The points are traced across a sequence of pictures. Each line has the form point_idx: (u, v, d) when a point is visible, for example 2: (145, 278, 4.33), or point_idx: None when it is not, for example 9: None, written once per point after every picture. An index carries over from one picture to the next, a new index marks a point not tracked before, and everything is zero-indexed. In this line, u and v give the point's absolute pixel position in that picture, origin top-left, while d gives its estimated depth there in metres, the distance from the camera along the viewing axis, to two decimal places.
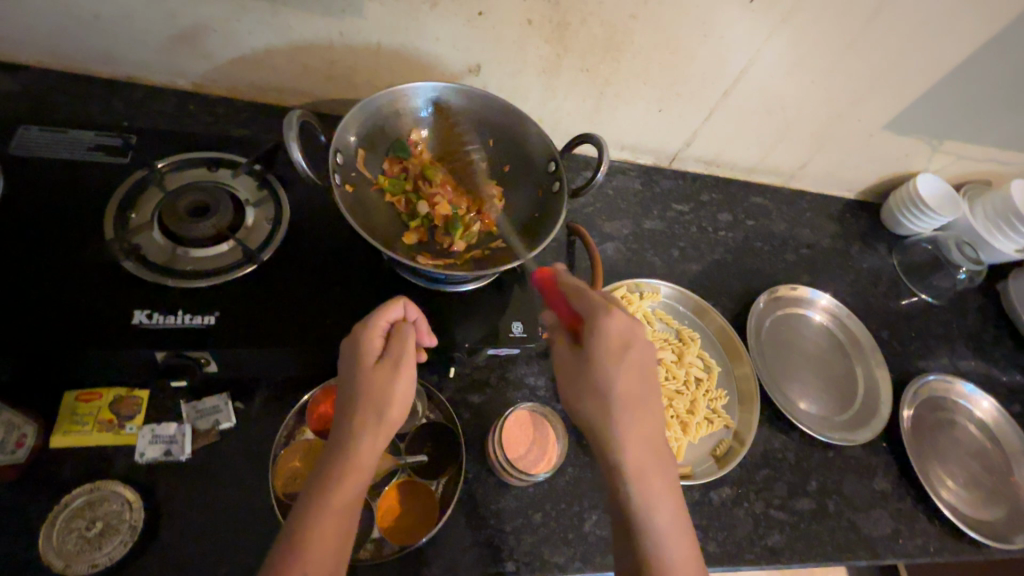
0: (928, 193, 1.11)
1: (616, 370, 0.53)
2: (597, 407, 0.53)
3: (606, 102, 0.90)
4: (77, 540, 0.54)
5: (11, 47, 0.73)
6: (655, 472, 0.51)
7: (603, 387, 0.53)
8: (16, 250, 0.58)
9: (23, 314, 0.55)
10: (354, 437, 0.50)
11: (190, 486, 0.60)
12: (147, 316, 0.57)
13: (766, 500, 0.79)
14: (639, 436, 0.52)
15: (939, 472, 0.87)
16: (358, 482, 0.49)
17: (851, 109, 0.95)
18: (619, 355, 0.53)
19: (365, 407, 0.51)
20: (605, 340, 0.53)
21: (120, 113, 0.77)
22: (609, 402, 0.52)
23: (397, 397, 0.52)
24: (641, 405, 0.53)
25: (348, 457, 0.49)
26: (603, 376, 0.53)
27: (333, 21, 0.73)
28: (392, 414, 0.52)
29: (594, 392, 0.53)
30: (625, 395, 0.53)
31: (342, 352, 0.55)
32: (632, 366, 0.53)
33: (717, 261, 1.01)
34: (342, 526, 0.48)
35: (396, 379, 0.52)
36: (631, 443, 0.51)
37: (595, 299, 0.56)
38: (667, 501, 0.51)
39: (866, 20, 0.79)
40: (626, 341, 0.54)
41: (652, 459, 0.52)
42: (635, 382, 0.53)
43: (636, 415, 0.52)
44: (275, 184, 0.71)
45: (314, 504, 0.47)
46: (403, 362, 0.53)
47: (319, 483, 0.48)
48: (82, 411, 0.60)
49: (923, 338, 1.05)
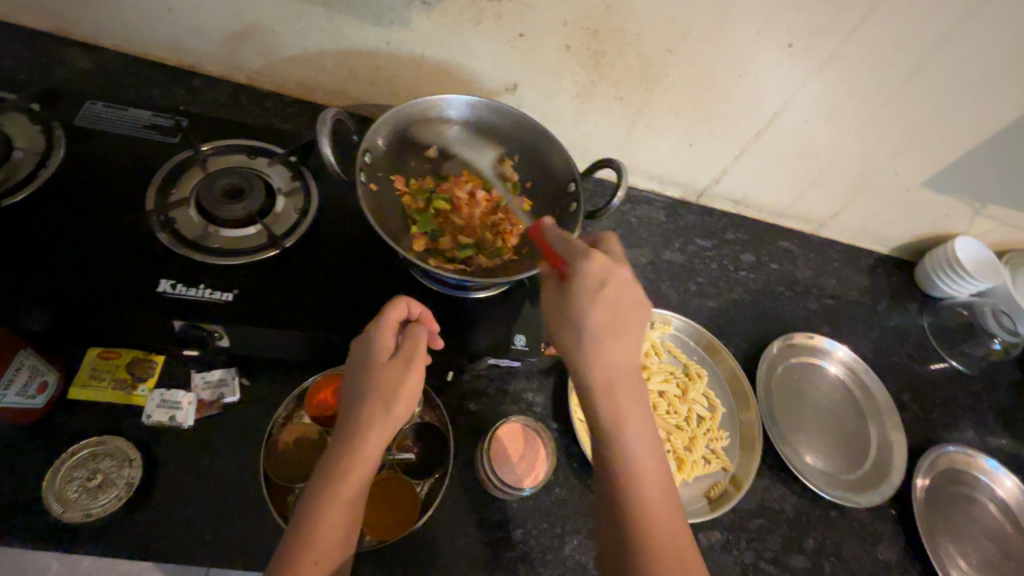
0: (966, 256, 1.07)
1: (591, 304, 0.52)
2: (573, 339, 0.52)
3: (637, 132, 0.91)
4: (77, 488, 0.57)
5: (93, 30, 0.80)
6: (628, 408, 0.50)
7: (580, 319, 0.52)
8: (67, 212, 0.63)
9: (62, 271, 0.59)
10: (364, 430, 0.51)
11: (189, 454, 0.62)
12: (172, 286, 0.61)
13: (758, 551, 0.76)
14: (614, 369, 0.51)
15: (951, 549, 0.82)
16: (364, 475, 0.51)
17: (888, 162, 0.93)
18: (596, 292, 0.52)
19: (376, 405, 0.52)
20: (582, 279, 0.53)
21: (179, 99, 0.83)
22: (585, 333, 0.52)
23: (406, 395, 0.53)
24: (617, 338, 0.52)
25: (355, 453, 0.50)
26: (578, 309, 0.52)
27: (382, 31, 0.78)
28: (400, 409, 0.53)
29: (570, 325, 0.53)
30: (601, 328, 0.52)
31: (356, 346, 0.57)
32: (606, 304, 0.52)
33: (735, 301, 0.99)
34: (351, 513, 0.50)
35: (406, 377, 0.54)
36: (604, 374, 0.51)
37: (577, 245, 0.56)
38: (635, 437, 0.50)
39: (905, 75, 0.79)
40: (604, 278, 0.53)
41: (625, 393, 0.51)
42: (611, 317, 0.52)
43: (609, 348, 0.51)
44: (308, 177, 0.75)
45: (323, 496, 0.49)
46: (414, 364, 0.55)
47: (326, 477, 0.50)
48: (102, 368, 0.63)
49: (949, 407, 1.00)
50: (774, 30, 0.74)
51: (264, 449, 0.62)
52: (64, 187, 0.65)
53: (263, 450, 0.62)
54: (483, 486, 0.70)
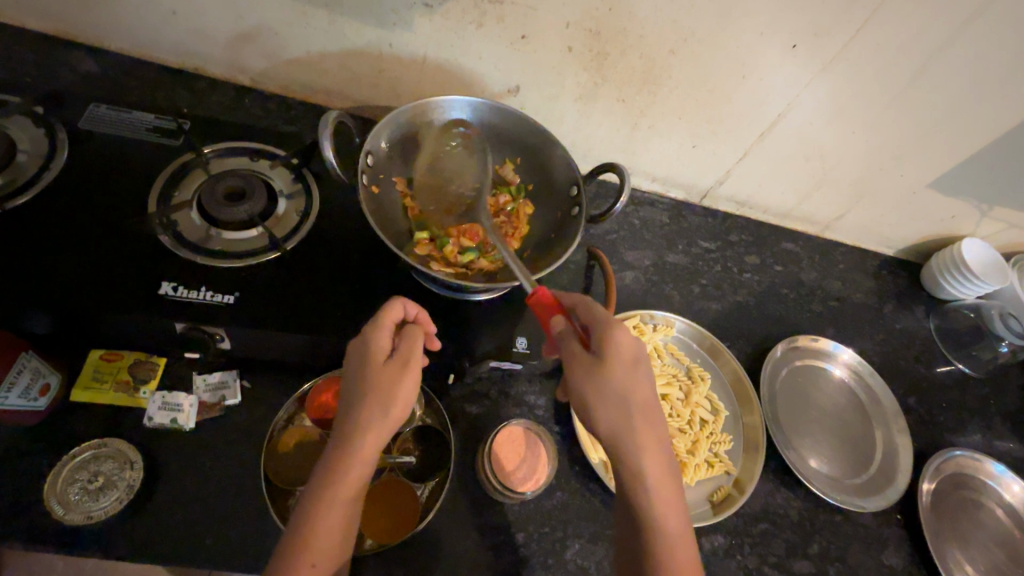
0: (973, 258, 1.06)
1: (632, 381, 0.52)
2: (617, 416, 0.52)
3: (640, 133, 0.90)
4: (78, 491, 0.57)
5: (98, 33, 0.81)
6: (667, 482, 0.52)
7: (624, 397, 0.52)
8: (69, 215, 0.63)
9: (66, 274, 0.59)
10: (361, 434, 0.51)
11: (190, 457, 0.62)
12: (173, 288, 0.61)
13: (761, 556, 0.76)
14: (656, 445, 0.52)
15: (958, 555, 0.81)
16: (362, 476, 0.50)
17: (893, 164, 0.93)
18: (634, 366, 0.53)
19: (371, 404, 0.52)
20: (619, 353, 0.53)
21: (182, 101, 0.84)
22: (630, 411, 0.52)
23: (403, 398, 0.53)
24: (653, 412, 0.53)
25: (351, 454, 0.50)
26: (621, 386, 0.52)
27: (384, 33, 0.78)
28: (397, 411, 0.52)
29: (615, 404, 0.52)
30: (642, 408, 0.52)
31: (353, 346, 0.56)
32: (644, 381, 0.53)
33: (739, 304, 0.99)
34: (346, 514, 0.50)
35: (404, 377, 0.53)
36: (648, 452, 0.51)
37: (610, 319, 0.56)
38: (673, 511, 0.51)
39: (911, 77, 0.78)
40: (639, 355, 0.54)
41: (664, 468, 0.52)
42: (650, 392, 0.53)
43: (649, 424, 0.52)
44: (309, 179, 0.74)
45: (320, 499, 0.49)
46: (411, 361, 0.54)
47: (323, 478, 0.50)
48: (103, 369, 0.63)
49: (955, 410, 0.99)
50: (777, 32, 0.73)
51: (266, 451, 0.62)
52: (66, 189, 0.65)
53: (264, 453, 0.62)
54: (485, 490, 0.69)
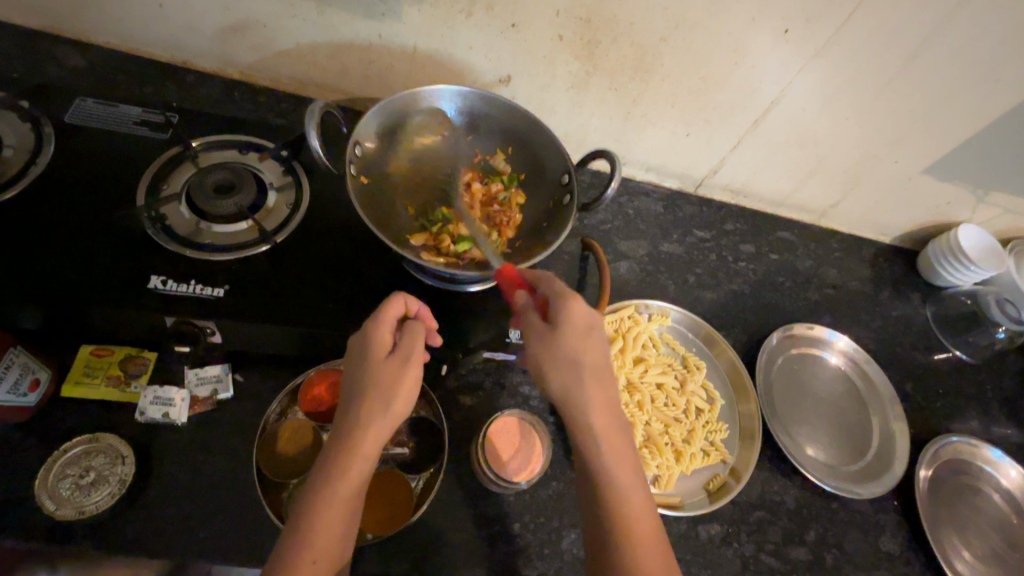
0: (969, 244, 1.05)
1: (584, 348, 0.53)
2: (571, 384, 0.53)
3: (633, 122, 0.90)
4: (70, 485, 0.57)
5: (85, 27, 0.80)
6: (620, 446, 0.53)
7: (573, 362, 0.53)
8: (56, 210, 0.63)
9: (54, 269, 0.59)
10: (361, 432, 0.51)
11: (182, 451, 0.62)
12: (162, 282, 0.61)
13: (758, 543, 0.76)
14: (607, 406, 0.53)
15: (954, 540, 0.81)
16: (362, 474, 0.51)
17: (888, 150, 0.92)
18: (587, 334, 0.54)
19: (372, 401, 0.51)
20: (572, 322, 0.54)
21: (171, 95, 0.83)
22: (584, 379, 0.53)
23: (404, 394, 0.53)
24: (606, 380, 0.54)
25: (351, 453, 0.50)
26: (573, 354, 0.53)
27: (373, 23, 0.77)
28: (399, 407, 0.52)
29: (566, 367, 0.53)
30: (593, 372, 0.53)
31: (355, 342, 0.56)
32: (595, 346, 0.54)
33: (734, 292, 0.98)
34: (346, 511, 0.50)
35: (404, 375, 0.53)
36: (600, 418, 0.52)
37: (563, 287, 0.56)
38: (628, 477, 0.52)
39: (904, 61, 0.77)
40: (591, 321, 0.54)
41: (618, 434, 0.53)
42: (603, 361, 0.54)
43: (602, 391, 0.53)
44: (299, 171, 0.74)
45: (322, 496, 0.49)
46: (412, 359, 0.54)
47: (324, 476, 0.50)
48: (94, 365, 0.63)
49: (952, 397, 0.99)
50: (770, 17, 0.73)
51: (258, 445, 0.62)
52: (54, 184, 0.65)
53: (256, 447, 0.62)
54: (479, 480, 0.69)
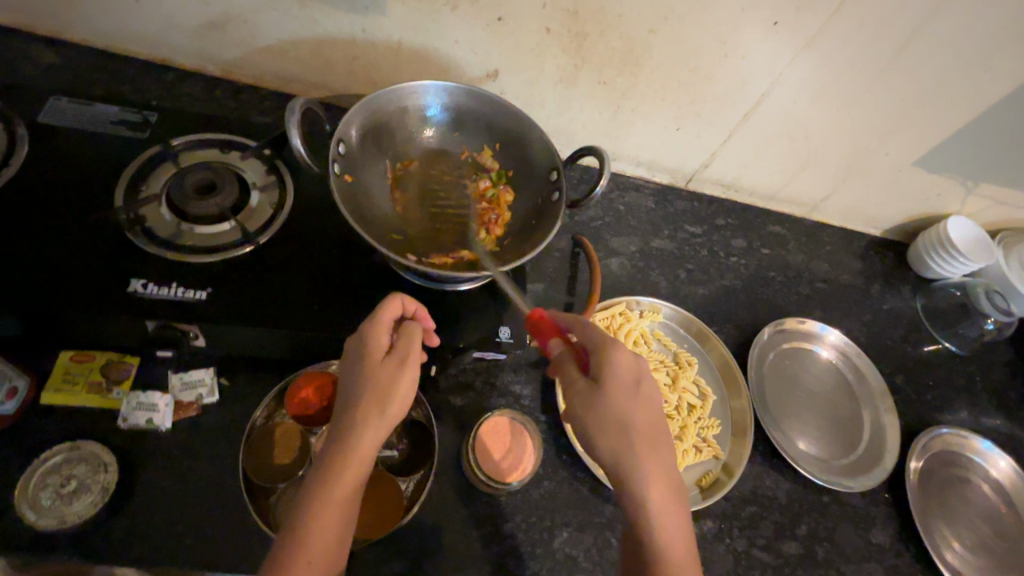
0: (958, 236, 1.05)
1: (632, 404, 0.51)
2: (618, 445, 0.50)
3: (623, 116, 0.89)
4: (51, 495, 0.55)
5: (59, 24, 0.78)
6: (671, 511, 0.49)
7: (621, 420, 0.50)
8: (32, 213, 0.61)
9: (31, 274, 0.58)
10: (359, 434, 0.50)
11: (167, 457, 0.61)
12: (143, 286, 0.59)
13: (750, 539, 0.76)
14: (658, 469, 0.50)
15: (944, 531, 0.82)
16: (359, 476, 0.50)
17: (878, 142, 0.92)
18: (634, 390, 0.52)
19: (370, 402, 0.51)
20: (619, 376, 0.52)
21: (151, 93, 0.81)
22: (629, 436, 0.50)
23: (401, 394, 0.52)
24: (657, 439, 0.51)
25: (348, 455, 0.49)
26: (619, 412, 0.50)
27: (357, 18, 0.75)
28: (395, 407, 0.52)
29: (613, 426, 0.50)
30: (642, 430, 0.51)
31: (352, 342, 0.56)
32: (643, 403, 0.51)
33: (726, 288, 0.98)
34: (342, 516, 0.49)
35: (402, 376, 0.53)
36: (650, 481, 0.49)
37: (604, 337, 0.55)
38: (681, 547, 0.49)
39: (894, 52, 0.77)
40: (636, 375, 0.52)
41: (669, 497, 0.50)
42: (653, 417, 0.51)
43: (653, 452, 0.50)
44: (283, 170, 0.72)
45: (317, 496, 0.48)
46: (409, 360, 0.54)
47: (320, 478, 0.49)
48: (73, 371, 0.61)
49: (941, 388, 0.99)
50: (759, 8, 0.72)
51: (243, 450, 0.61)
52: (29, 186, 0.63)
53: (242, 453, 0.61)
54: (470, 482, 0.68)
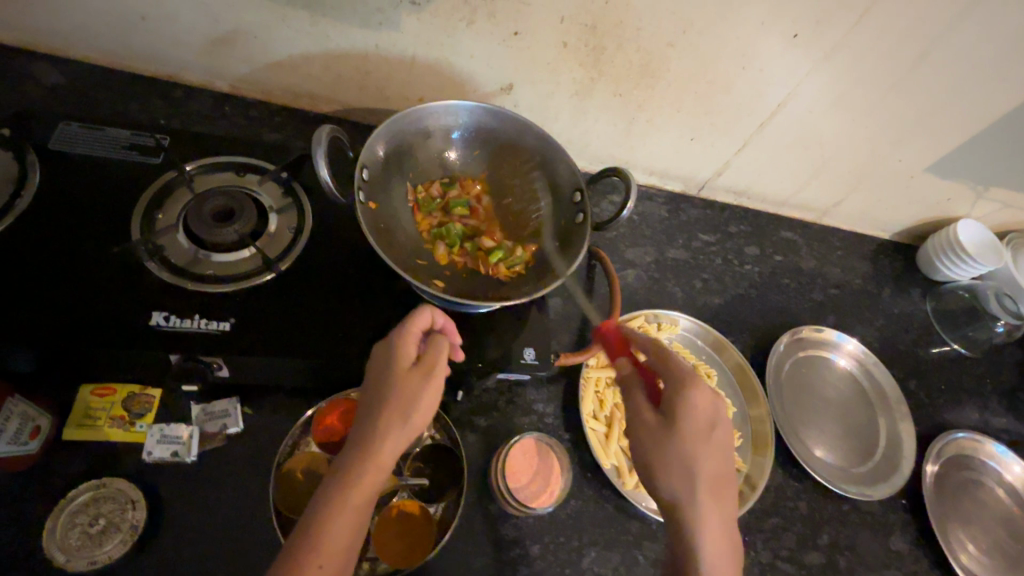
0: (968, 240, 1.06)
1: (704, 448, 0.52)
2: (683, 484, 0.51)
3: (638, 127, 0.88)
4: (79, 535, 0.54)
5: (61, 42, 0.76)
6: (729, 564, 0.49)
7: (692, 463, 0.51)
8: (48, 246, 0.60)
9: (49, 309, 0.56)
10: (379, 441, 0.49)
11: (195, 489, 0.60)
12: (165, 318, 0.58)
13: (774, 550, 0.76)
14: (718, 517, 0.51)
15: (961, 535, 0.83)
16: (376, 485, 0.49)
17: (891, 149, 0.92)
18: (709, 434, 0.52)
19: (393, 410, 0.50)
20: (696, 418, 0.52)
21: (158, 112, 0.79)
22: (697, 481, 0.51)
23: (424, 406, 0.52)
24: (723, 485, 0.52)
25: (368, 461, 0.48)
26: (692, 453, 0.51)
27: (370, 33, 0.74)
28: (417, 420, 0.51)
29: (680, 466, 0.51)
30: (710, 477, 0.51)
31: (380, 348, 0.55)
32: (716, 450, 0.52)
33: (740, 296, 0.98)
34: (356, 522, 0.48)
35: (426, 386, 0.52)
36: (711, 526, 0.50)
37: (684, 372, 0.55)
38: None
39: (912, 62, 0.77)
40: (712, 421, 0.53)
41: (727, 548, 0.50)
42: (722, 463, 0.52)
43: (715, 498, 0.51)
44: (299, 192, 0.71)
45: (335, 495, 0.48)
46: (435, 371, 0.53)
47: (337, 482, 0.48)
48: (96, 406, 0.60)
49: (953, 391, 1.00)
50: (779, 21, 0.71)
51: (273, 482, 0.60)
52: (44, 217, 0.62)
53: (272, 485, 0.60)
54: (498, 505, 0.68)
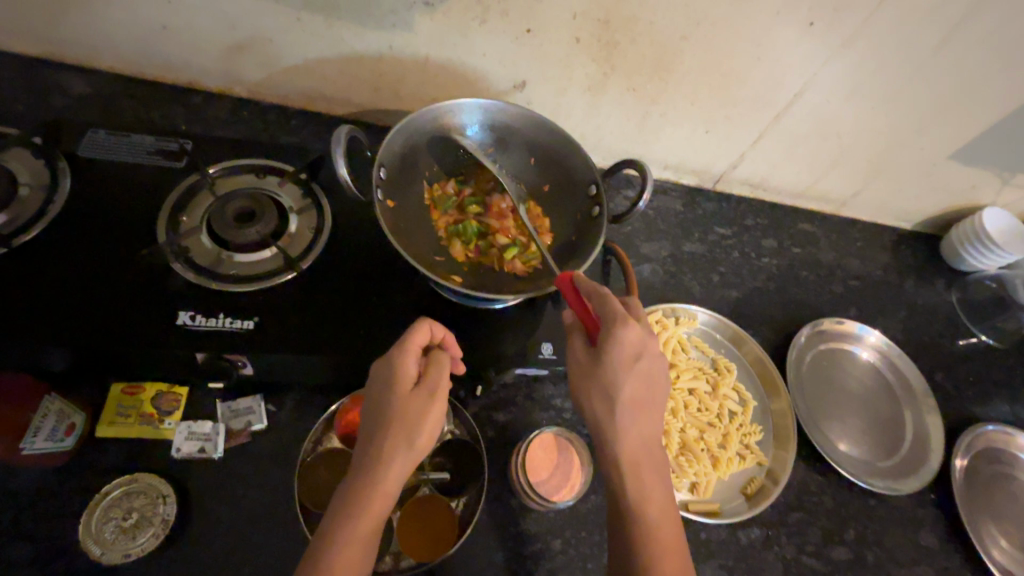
0: (994, 227, 1.03)
1: (626, 379, 0.55)
2: (604, 406, 0.55)
3: (651, 121, 0.88)
4: (113, 529, 0.56)
5: (87, 52, 0.78)
6: (649, 473, 0.55)
7: (614, 390, 0.55)
8: (79, 250, 0.62)
9: (81, 310, 0.58)
10: (386, 467, 0.50)
11: (222, 485, 0.61)
12: (191, 317, 0.60)
13: (799, 545, 0.75)
14: (640, 432, 0.55)
15: (993, 530, 0.81)
16: (385, 509, 0.50)
17: (913, 137, 0.90)
18: (632, 363, 0.56)
19: (397, 434, 0.50)
20: (619, 352, 0.55)
21: (179, 118, 0.81)
22: (616, 406, 0.55)
23: (429, 426, 0.52)
24: (643, 409, 0.56)
25: (375, 485, 0.49)
26: (613, 380, 0.55)
27: (384, 35, 0.75)
28: (423, 440, 0.52)
29: (603, 393, 0.56)
30: (631, 400, 0.55)
31: (378, 369, 0.55)
32: (639, 378, 0.56)
33: (759, 289, 0.97)
34: (366, 545, 0.48)
35: (431, 408, 0.52)
36: (633, 448, 0.54)
37: (613, 307, 0.57)
38: (662, 509, 0.54)
39: (934, 48, 0.75)
40: (638, 351, 0.56)
41: (647, 460, 0.55)
42: (643, 391, 0.56)
43: (639, 417, 0.55)
44: (318, 193, 0.72)
45: (343, 514, 0.48)
46: (438, 393, 0.54)
47: (344, 506, 0.49)
48: (126, 404, 0.62)
49: (982, 383, 0.98)
50: (794, 10, 0.70)
51: (297, 480, 0.61)
52: (75, 221, 0.64)
53: (297, 481, 0.61)
54: (519, 499, 0.69)
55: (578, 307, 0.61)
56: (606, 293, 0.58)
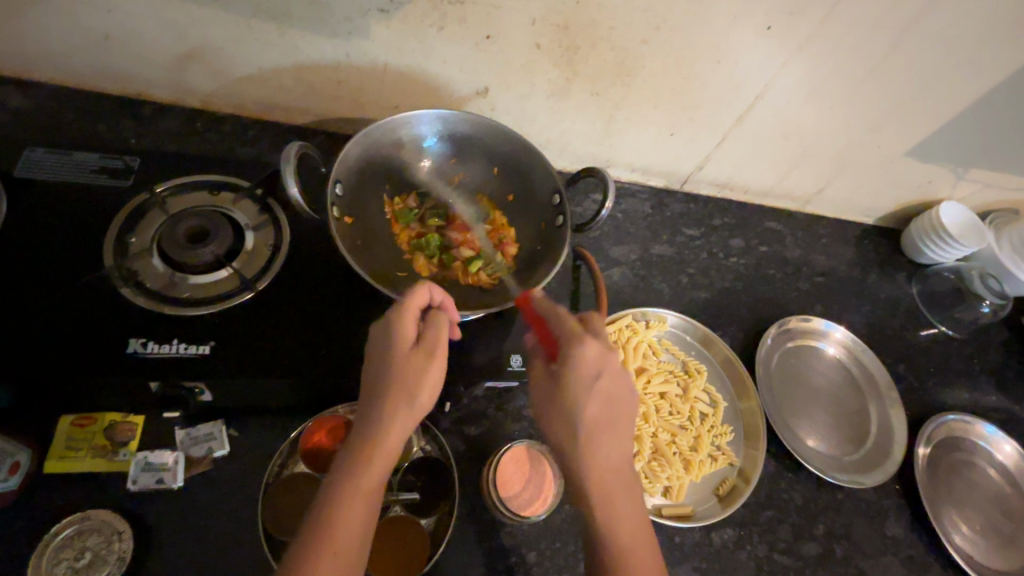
0: (950, 221, 1.06)
1: (587, 399, 0.53)
2: (567, 431, 0.54)
3: (616, 125, 0.88)
4: (64, 571, 0.53)
5: (23, 64, 0.74)
6: (621, 496, 0.53)
7: (576, 415, 0.53)
8: (19, 277, 0.59)
9: (22, 341, 0.55)
10: (387, 424, 0.49)
11: (182, 517, 0.59)
12: (143, 345, 0.57)
13: (770, 543, 0.77)
14: (610, 454, 0.53)
15: (955, 517, 0.84)
16: (390, 466, 0.49)
17: (871, 136, 0.92)
18: (593, 383, 0.54)
19: (397, 392, 0.49)
20: (578, 373, 0.54)
21: (128, 132, 0.78)
22: (580, 429, 0.53)
23: (430, 384, 0.51)
24: (609, 429, 0.54)
25: (378, 442, 0.48)
26: (575, 403, 0.54)
27: (339, 43, 0.72)
28: (423, 402, 0.50)
29: (566, 419, 0.54)
30: (597, 422, 0.53)
31: (376, 331, 0.53)
32: (603, 397, 0.54)
33: (727, 289, 0.98)
34: (368, 504, 0.47)
35: (431, 365, 0.51)
36: (603, 472, 0.52)
37: (570, 329, 0.57)
38: (635, 533, 0.52)
39: (888, 49, 0.76)
40: (599, 370, 0.54)
41: (619, 482, 0.53)
42: (609, 411, 0.54)
43: (607, 439, 0.53)
44: (276, 209, 0.70)
45: (344, 475, 0.47)
46: (438, 349, 0.52)
47: (342, 470, 0.48)
48: (76, 437, 0.59)
49: (943, 374, 1.01)
50: (752, 14, 0.71)
51: (260, 508, 0.59)
52: (14, 247, 0.61)
53: (261, 508, 0.59)
54: (492, 513, 0.68)
55: (542, 334, 0.62)
56: (563, 316, 0.58)
